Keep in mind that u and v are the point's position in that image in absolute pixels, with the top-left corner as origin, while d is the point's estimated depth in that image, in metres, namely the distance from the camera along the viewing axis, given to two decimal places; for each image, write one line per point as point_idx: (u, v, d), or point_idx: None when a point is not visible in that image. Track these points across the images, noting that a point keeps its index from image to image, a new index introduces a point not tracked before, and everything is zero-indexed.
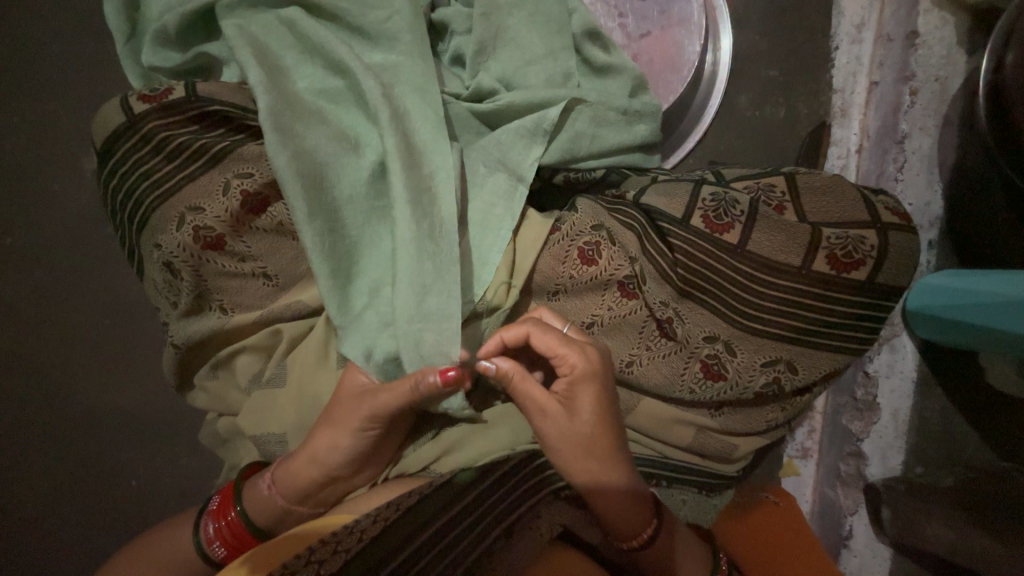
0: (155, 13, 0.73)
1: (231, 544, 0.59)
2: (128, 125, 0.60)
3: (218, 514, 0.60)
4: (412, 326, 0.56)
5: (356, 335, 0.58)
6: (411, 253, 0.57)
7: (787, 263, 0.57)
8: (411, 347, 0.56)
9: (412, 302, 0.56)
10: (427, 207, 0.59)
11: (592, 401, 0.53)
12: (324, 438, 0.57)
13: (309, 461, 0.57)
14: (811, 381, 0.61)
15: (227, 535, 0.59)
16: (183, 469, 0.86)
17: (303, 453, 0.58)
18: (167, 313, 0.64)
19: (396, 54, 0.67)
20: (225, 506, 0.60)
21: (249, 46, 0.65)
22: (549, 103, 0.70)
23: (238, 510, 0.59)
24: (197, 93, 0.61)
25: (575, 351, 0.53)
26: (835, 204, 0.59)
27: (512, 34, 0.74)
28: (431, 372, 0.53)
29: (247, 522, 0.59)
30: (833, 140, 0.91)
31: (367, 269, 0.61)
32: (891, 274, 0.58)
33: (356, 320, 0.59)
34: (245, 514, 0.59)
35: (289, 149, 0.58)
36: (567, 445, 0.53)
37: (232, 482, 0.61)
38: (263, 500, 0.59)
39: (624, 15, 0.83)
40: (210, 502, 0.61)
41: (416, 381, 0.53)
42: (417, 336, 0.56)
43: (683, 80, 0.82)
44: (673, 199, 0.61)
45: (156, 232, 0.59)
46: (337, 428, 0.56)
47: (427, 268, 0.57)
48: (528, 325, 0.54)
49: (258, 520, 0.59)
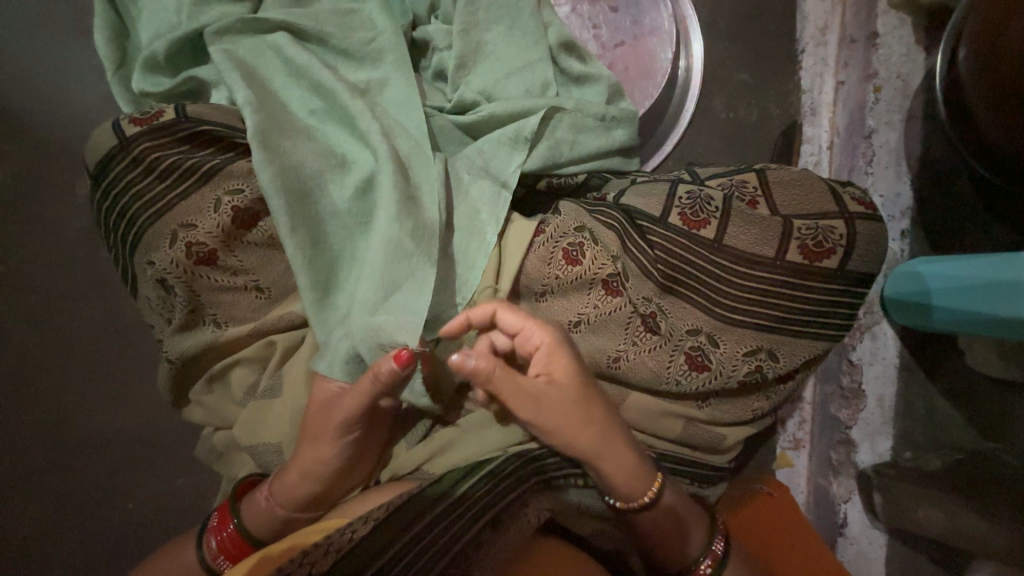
0: (145, 41, 0.77)
1: (235, 556, 0.59)
2: (120, 147, 0.61)
3: (219, 529, 0.60)
4: (393, 331, 0.57)
5: (327, 345, 0.59)
6: (391, 262, 0.59)
7: (760, 256, 0.59)
8: (370, 338, 0.57)
9: (376, 299, 0.59)
10: (409, 219, 0.61)
11: (567, 369, 0.53)
12: (306, 449, 0.57)
13: (301, 476, 0.58)
14: (793, 367, 0.63)
15: (228, 549, 0.59)
16: (185, 487, 0.87)
17: (294, 471, 0.58)
18: (161, 329, 0.65)
19: (382, 68, 0.72)
20: (225, 520, 0.60)
21: (238, 69, 0.68)
22: (529, 111, 0.73)
23: (237, 522, 0.59)
24: (187, 114, 0.62)
25: (531, 326, 0.53)
26: (805, 197, 0.61)
27: (491, 48, 0.77)
28: (386, 360, 0.53)
29: (248, 535, 0.59)
30: (806, 137, 0.94)
31: (350, 280, 0.62)
32: (861, 261, 0.60)
33: (331, 327, 0.60)
34: (244, 527, 0.59)
35: (275, 165, 0.60)
36: (560, 418, 0.54)
37: (227, 498, 0.62)
38: (264, 515, 0.59)
39: (598, 26, 0.87)
40: (210, 518, 0.61)
41: (377, 374, 0.53)
42: (378, 326, 0.57)
43: (658, 86, 0.85)
44: (651, 198, 0.64)
45: (150, 249, 0.61)
46: (313, 439, 0.57)
47: (402, 266, 0.59)
48: (493, 304, 0.54)
49: (260, 533, 0.60)
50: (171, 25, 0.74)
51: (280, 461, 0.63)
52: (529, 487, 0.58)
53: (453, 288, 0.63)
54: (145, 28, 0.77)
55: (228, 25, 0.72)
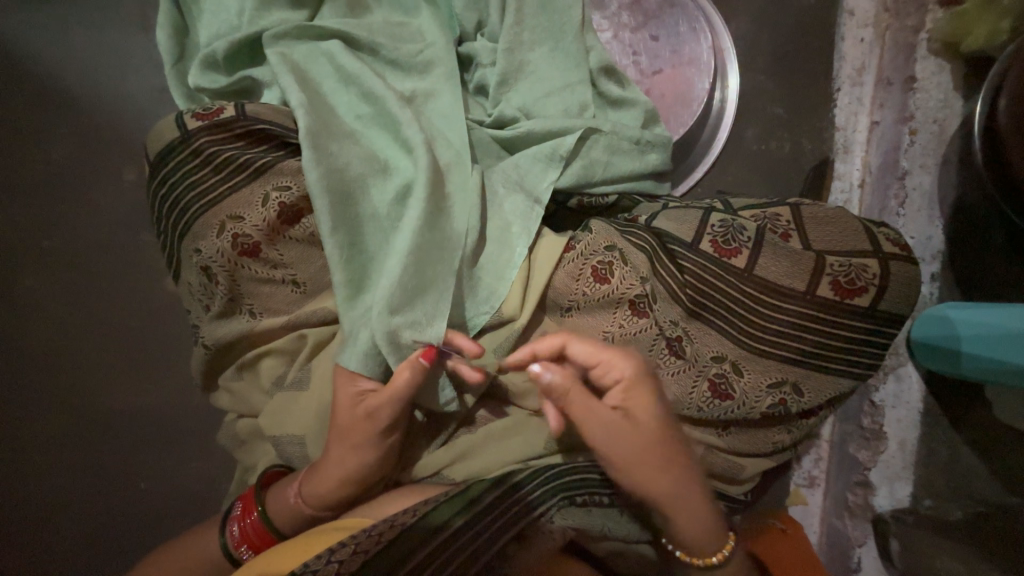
0: (205, 39, 0.81)
1: (257, 546, 0.61)
2: (180, 139, 0.64)
3: (242, 517, 0.61)
4: (410, 330, 0.60)
5: (350, 341, 0.60)
6: (425, 268, 0.62)
7: (790, 289, 0.60)
8: (390, 337, 0.59)
9: (403, 301, 0.60)
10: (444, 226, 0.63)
11: (646, 401, 0.57)
12: (337, 449, 0.59)
13: (339, 482, 0.59)
14: (817, 403, 0.63)
15: (251, 538, 0.61)
16: (197, 471, 0.88)
17: (329, 475, 0.59)
18: (198, 315, 0.68)
19: (428, 82, 0.76)
20: (248, 508, 0.62)
21: (292, 72, 0.72)
22: (566, 131, 0.76)
23: (261, 511, 0.61)
24: (245, 112, 0.66)
25: (616, 357, 0.57)
26: (837, 234, 0.62)
27: (533, 68, 0.80)
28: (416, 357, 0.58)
29: (272, 527, 0.61)
30: (836, 175, 0.95)
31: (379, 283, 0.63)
32: (893, 301, 0.60)
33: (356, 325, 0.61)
34: (268, 516, 0.61)
35: (322, 166, 0.63)
36: (630, 455, 0.56)
37: (253, 488, 0.63)
38: (288, 508, 0.61)
39: (638, 54, 0.89)
40: (233, 507, 0.63)
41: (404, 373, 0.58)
42: (397, 326, 0.59)
43: (693, 115, 0.87)
44: (683, 224, 0.65)
45: (197, 237, 0.63)
46: (345, 440, 0.59)
47: (432, 271, 0.62)
48: (565, 335, 0.58)
49: (282, 525, 0.61)
50: (232, 27, 0.78)
51: (302, 453, 0.64)
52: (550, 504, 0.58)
53: (482, 298, 0.64)
54: (206, 27, 0.81)
55: (288, 30, 0.75)
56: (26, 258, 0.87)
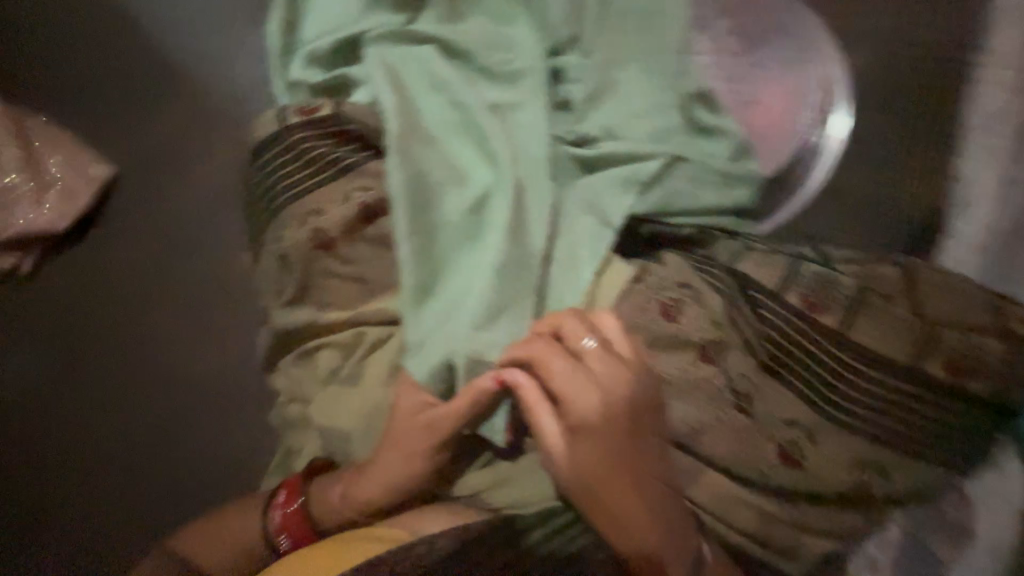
0: (309, 37, 0.85)
1: (294, 535, 0.62)
2: (279, 131, 0.68)
3: (286, 503, 0.64)
4: (478, 338, 0.61)
5: (419, 349, 0.62)
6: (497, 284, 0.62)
7: (885, 359, 0.54)
8: (472, 353, 0.60)
9: (483, 315, 0.61)
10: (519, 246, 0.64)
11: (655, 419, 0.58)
12: (392, 444, 0.61)
13: (383, 482, 0.60)
14: (906, 493, 0.54)
15: (291, 526, 0.63)
16: None
17: (379, 472, 0.61)
18: (270, 299, 0.71)
19: (515, 93, 0.75)
20: (292, 497, 0.64)
21: (385, 74, 0.74)
22: (651, 156, 0.74)
23: (304, 500, 0.63)
24: (342, 112, 0.69)
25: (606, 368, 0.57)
26: (955, 304, 0.55)
27: (622, 87, 0.78)
28: (487, 377, 0.58)
29: (312, 518, 0.62)
30: (949, 231, 0.78)
31: (448, 291, 0.64)
32: (1015, 391, 0.52)
33: (427, 335, 0.62)
34: (310, 506, 0.63)
35: (405, 171, 0.65)
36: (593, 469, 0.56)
37: (299, 476, 0.66)
38: (329, 503, 0.62)
39: (737, 79, 0.83)
40: (279, 492, 0.65)
41: (474, 391, 0.59)
42: (481, 340, 0.61)
43: (788, 150, 0.81)
44: (768, 271, 0.62)
45: (281, 226, 0.66)
46: (397, 442, 0.60)
47: (508, 289, 0.63)
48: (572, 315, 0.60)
49: (320, 519, 0.62)
50: (336, 27, 0.82)
51: (346, 448, 0.65)
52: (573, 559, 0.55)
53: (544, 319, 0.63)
54: (311, 26, 0.85)
55: (387, 33, 0.78)
56: None
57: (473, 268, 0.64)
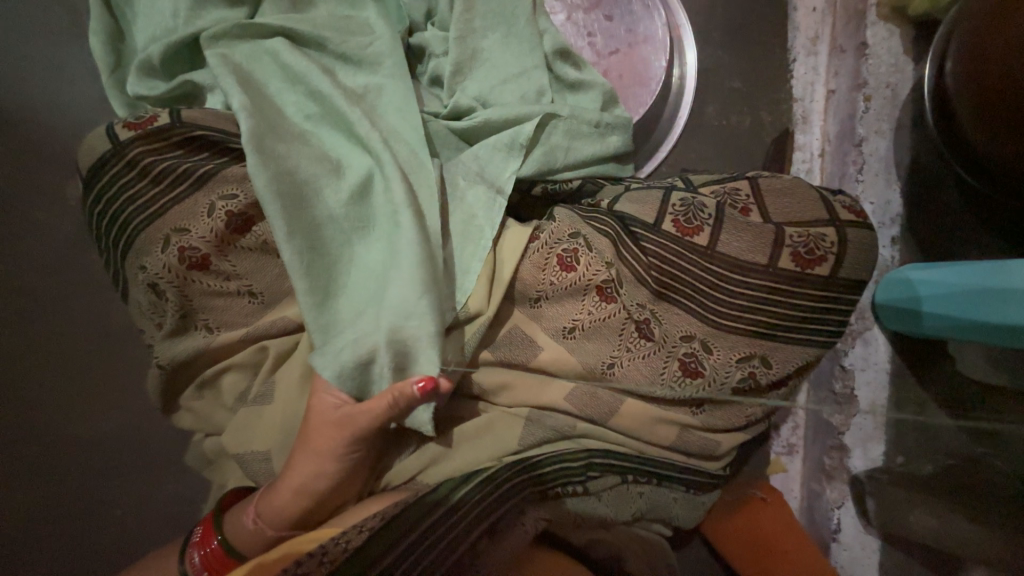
0: (140, 43, 0.77)
1: (219, 572, 0.60)
2: (114, 151, 0.61)
3: (203, 544, 0.61)
4: (401, 328, 0.57)
5: (328, 350, 0.58)
6: (399, 270, 0.59)
7: (753, 262, 0.60)
8: (396, 345, 0.57)
9: (398, 297, 0.58)
10: (419, 222, 0.61)
11: None
12: (308, 458, 0.58)
13: (294, 494, 0.58)
14: (785, 373, 0.63)
15: (212, 562, 0.60)
16: (171, 494, 0.84)
17: (286, 485, 0.58)
18: (151, 335, 0.64)
19: (380, 76, 0.73)
20: (208, 535, 0.61)
21: (232, 73, 0.69)
22: (523, 118, 0.74)
23: (220, 539, 0.60)
24: (181, 119, 0.62)
25: None
26: (795, 204, 0.63)
27: (488, 55, 0.78)
28: (410, 382, 0.56)
29: (233, 551, 0.60)
30: (797, 145, 0.95)
31: (349, 285, 0.62)
32: (851, 269, 0.61)
33: (335, 335, 0.59)
34: (228, 542, 0.60)
35: (270, 170, 0.60)
36: None
37: (210, 514, 0.62)
38: (249, 533, 0.60)
39: (593, 35, 0.87)
40: (194, 533, 0.62)
41: (398, 394, 0.56)
42: (410, 329, 0.57)
43: (652, 93, 0.86)
44: (645, 206, 0.65)
45: (141, 254, 0.60)
46: (317, 450, 0.58)
47: (419, 268, 0.58)
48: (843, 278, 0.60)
49: (239, 547, 0.60)
50: (167, 30, 0.74)
51: (268, 469, 0.63)
52: (504, 516, 0.62)
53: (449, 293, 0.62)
54: (140, 32, 0.76)
55: (226, 28, 0.72)
56: None
57: (370, 257, 0.63)
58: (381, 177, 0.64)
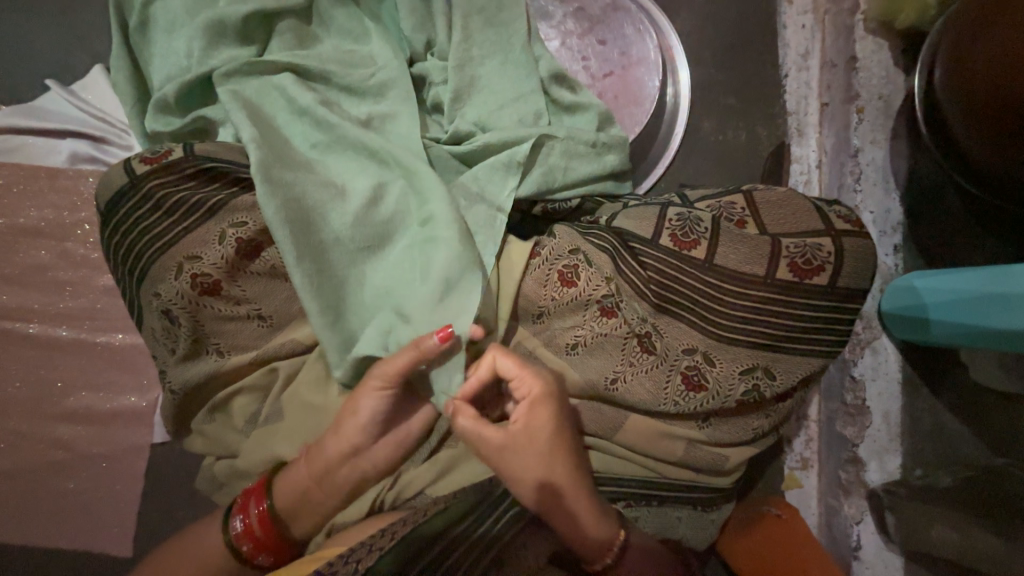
0: (157, 82, 0.81)
1: (258, 534, 0.60)
2: (129, 185, 0.64)
3: (257, 500, 0.61)
4: (425, 324, 0.61)
5: (359, 348, 0.62)
6: (420, 281, 0.63)
7: (751, 274, 0.60)
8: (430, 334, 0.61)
9: (423, 292, 0.62)
10: (438, 217, 0.65)
11: None
12: (336, 438, 0.60)
13: (341, 452, 0.60)
14: (791, 385, 0.63)
15: (256, 526, 0.60)
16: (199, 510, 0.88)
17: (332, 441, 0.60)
18: (165, 359, 0.66)
19: (384, 105, 0.77)
20: (258, 495, 0.61)
21: (244, 107, 0.72)
22: (521, 139, 0.76)
23: (271, 502, 0.60)
24: (194, 152, 0.66)
25: None
26: (791, 216, 0.64)
27: (486, 82, 0.81)
28: (430, 333, 0.58)
29: (275, 518, 0.60)
30: (794, 158, 0.95)
31: (367, 294, 0.65)
32: (851, 277, 0.61)
33: (362, 334, 0.63)
34: (275, 507, 0.60)
35: (278, 199, 0.63)
36: None
37: (266, 476, 0.62)
38: (299, 494, 0.60)
39: (587, 58, 0.90)
40: (248, 486, 0.63)
41: (419, 344, 0.58)
42: (436, 317, 0.61)
43: (647, 112, 0.88)
44: (642, 221, 0.66)
45: (156, 281, 0.63)
46: (359, 408, 0.60)
47: (446, 258, 0.62)
48: None
49: (285, 513, 0.60)
50: (181, 68, 0.78)
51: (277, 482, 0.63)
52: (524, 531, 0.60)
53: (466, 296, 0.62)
54: (157, 71, 0.81)
55: (236, 66, 0.76)
56: (12, 315, 0.89)
57: (385, 262, 0.66)
58: (395, 185, 0.69)
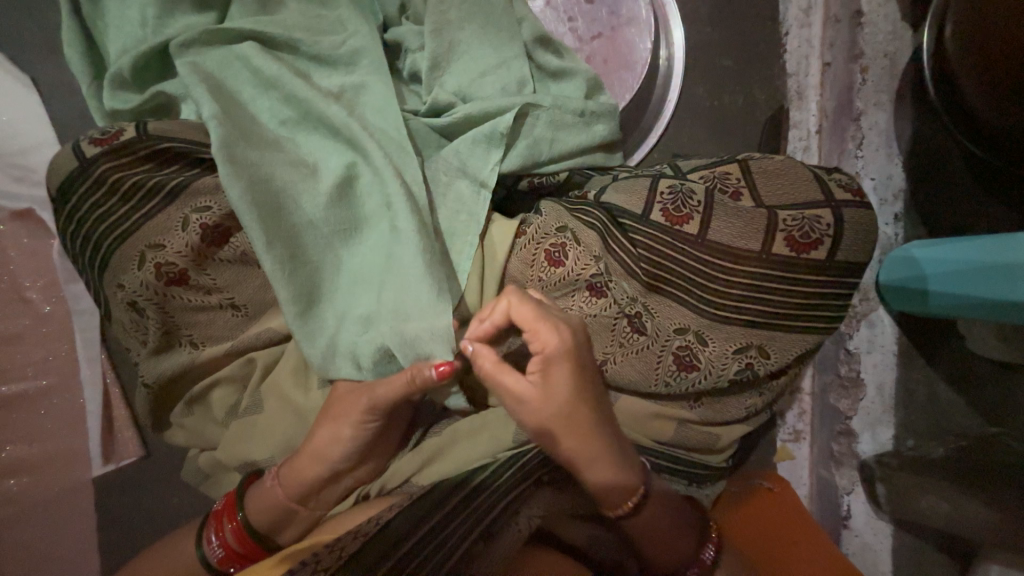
0: (113, 54, 0.74)
1: (237, 548, 0.60)
2: (80, 169, 0.60)
3: (226, 518, 0.60)
4: (400, 321, 0.57)
5: (339, 343, 0.60)
6: (392, 274, 0.59)
7: (746, 250, 0.58)
8: (405, 343, 0.57)
9: (398, 286, 0.59)
10: (409, 203, 0.60)
11: None
12: (324, 430, 0.58)
13: (313, 458, 0.58)
14: (785, 363, 0.61)
15: (230, 539, 0.60)
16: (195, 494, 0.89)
17: (305, 450, 0.58)
18: (136, 351, 0.63)
19: (357, 76, 0.71)
20: (228, 511, 0.60)
21: (203, 81, 0.67)
22: (504, 109, 0.71)
23: (241, 514, 0.59)
24: (145, 130, 0.60)
25: None
26: (789, 187, 0.60)
27: (466, 47, 0.75)
28: (428, 367, 0.55)
29: (250, 530, 0.59)
30: (793, 123, 0.91)
31: (342, 284, 0.61)
32: (850, 251, 0.59)
33: (338, 329, 0.60)
34: (248, 519, 0.59)
35: (243, 181, 0.59)
36: None
37: (234, 490, 0.61)
38: (268, 503, 0.59)
39: (574, 19, 0.84)
40: (214, 506, 0.62)
41: (415, 377, 0.55)
42: (410, 314, 0.57)
43: (637, 77, 0.83)
44: (632, 195, 0.62)
45: (118, 272, 0.59)
46: (336, 417, 0.58)
47: (418, 250, 0.58)
48: None
49: (259, 525, 0.59)
50: (136, 39, 0.72)
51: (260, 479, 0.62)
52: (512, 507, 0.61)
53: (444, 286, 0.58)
54: (111, 42, 0.74)
55: (194, 36, 0.70)
56: None
57: (359, 250, 0.62)
58: (366, 168, 0.64)
